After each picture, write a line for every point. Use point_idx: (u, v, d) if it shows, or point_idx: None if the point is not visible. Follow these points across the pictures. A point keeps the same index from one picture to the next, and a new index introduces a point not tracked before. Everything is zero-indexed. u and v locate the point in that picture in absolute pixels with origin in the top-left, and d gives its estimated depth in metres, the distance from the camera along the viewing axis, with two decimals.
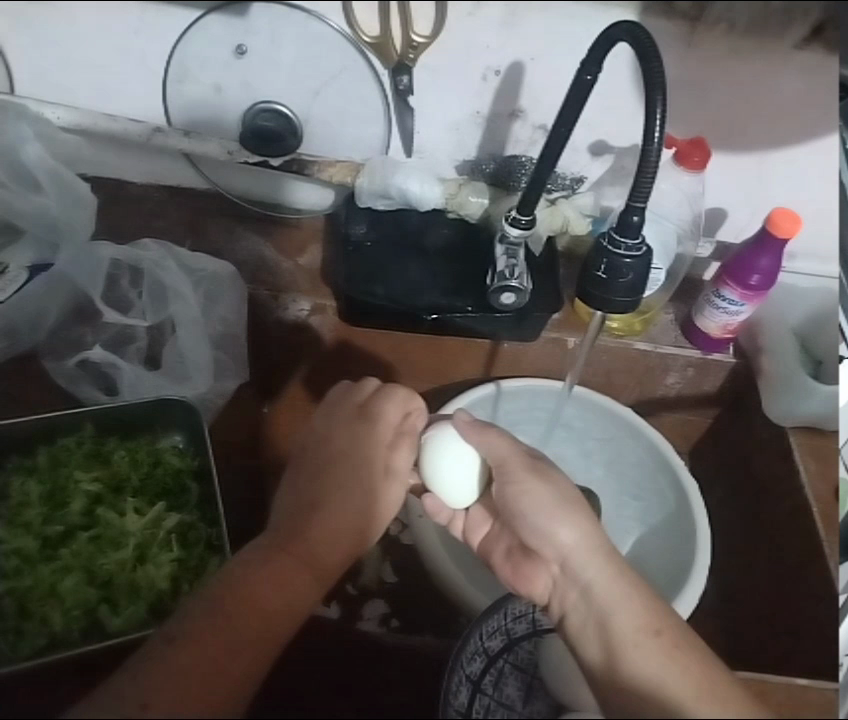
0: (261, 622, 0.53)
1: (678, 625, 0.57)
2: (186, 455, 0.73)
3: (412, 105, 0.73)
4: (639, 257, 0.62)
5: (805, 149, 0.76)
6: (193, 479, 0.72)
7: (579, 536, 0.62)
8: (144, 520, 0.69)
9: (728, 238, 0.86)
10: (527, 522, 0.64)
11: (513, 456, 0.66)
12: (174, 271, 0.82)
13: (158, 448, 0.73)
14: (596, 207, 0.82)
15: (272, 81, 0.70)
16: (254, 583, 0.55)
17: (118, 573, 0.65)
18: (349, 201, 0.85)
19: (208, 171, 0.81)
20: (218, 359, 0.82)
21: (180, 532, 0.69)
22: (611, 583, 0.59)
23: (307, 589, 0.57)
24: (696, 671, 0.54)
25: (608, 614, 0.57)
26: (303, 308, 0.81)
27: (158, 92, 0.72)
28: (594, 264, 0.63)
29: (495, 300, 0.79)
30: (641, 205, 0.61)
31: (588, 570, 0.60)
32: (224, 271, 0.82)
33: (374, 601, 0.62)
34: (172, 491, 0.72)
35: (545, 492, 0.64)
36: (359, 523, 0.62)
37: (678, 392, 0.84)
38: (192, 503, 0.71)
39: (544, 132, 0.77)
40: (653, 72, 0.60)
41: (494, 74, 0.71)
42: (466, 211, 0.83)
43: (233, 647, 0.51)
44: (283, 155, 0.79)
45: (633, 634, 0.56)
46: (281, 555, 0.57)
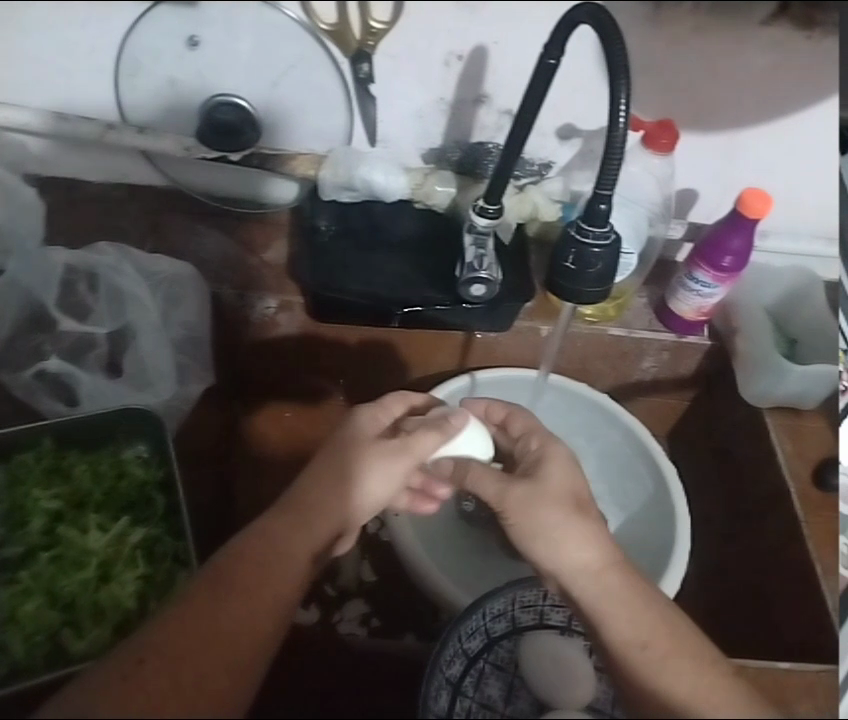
0: (262, 630, 0.51)
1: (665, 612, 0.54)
2: (151, 465, 0.66)
3: (374, 93, 0.74)
4: (607, 246, 0.61)
5: (778, 126, 0.74)
6: (159, 491, 0.65)
7: (592, 551, 0.57)
8: (108, 537, 0.63)
9: (699, 219, 0.84)
10: (527, 546, 0.59)
11: (505, 494, 0.61)
12: (131, 274, 0.77)
13: (120, 458, 0.66)
14: (566, 192, 0.80)
15: (233, 77, 0.72)
16: (259, 582, 0.52)
17: (80, 594, 0.60)
18: (312, 194, 0.80)
19: (169, 167, 0.79)
20: (181, 364, 0.76)
21: (145, 548, 0.62)
22: (605, 593, 0.55)
23: (303, 566, 0.55)
24: (692, 677, 0.51)
25: (600, 618, 0.54)
26: (270, 306, 0.80)
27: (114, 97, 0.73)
28: (561, 254, 0.62)
29: (465, 292, 0.77)
30: (609, 193, 0.59)
31: (578, 581, 0.55)
32: (184, 271, 0.78)
33: (355, 601, 0.62)
34: (138, 504, 0.65)
35: (532, 514, 0.59)
36: (365, 509, 0.60)
37: (654, 376, 0.86)
38: (157, 515, 0.64)
39: (509, 117, 0.76)
40: (618, 55, 0.56)
41: (456, 59, 0.72)
42: (432, 201, 0.80)
43: (227, 663, 0.48)
44: (241, 150, 0.75)
45: (628, 636, 0.53)
46: (300, 548, 0.55)
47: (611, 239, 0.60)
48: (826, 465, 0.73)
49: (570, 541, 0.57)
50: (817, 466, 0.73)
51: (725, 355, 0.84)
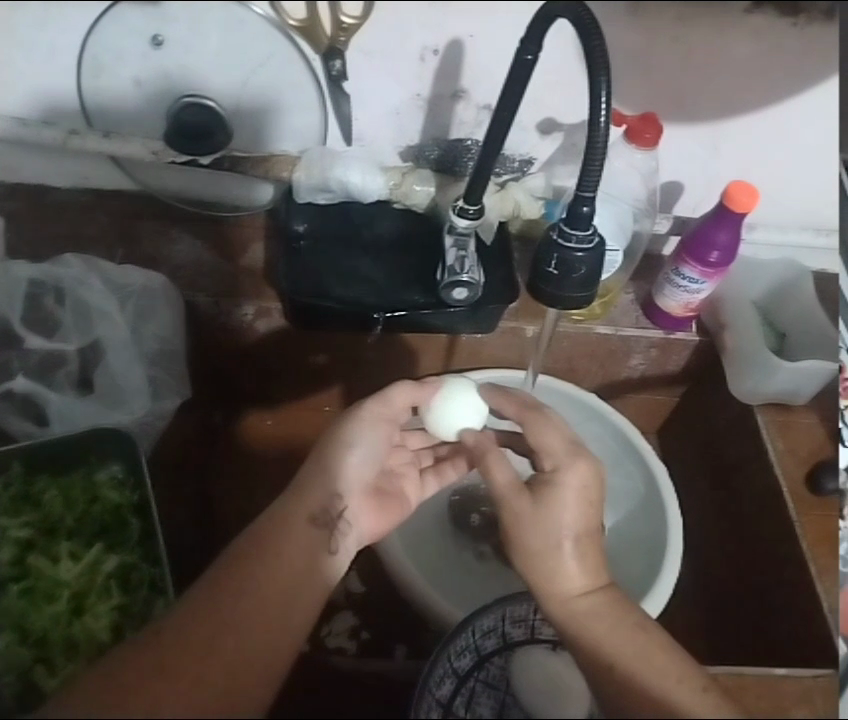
0: (276, 597, 0.51)
1: (643, 627, 0.55)
2: (124, 488, 0.64)
3: (348, 90, 0.71)
4: (591, 249, 0.59)
5: (765, 114, 0.72)
6: (133, 514, 0.63)
7: (574, 567, 0.58)
8: (80, 566, 0.61)
9: (685, 212, 0.82)
10: (529, 553, 0.59)
11: (513, 501, 0.59)
12: (98, 287, 0.77)
13: (93, 482, 0.64)
14: (549, 189, 0.78)
15: (201, 73, 0.65)
16: (268, 556, 0.53)
17: (52, 628, 0.59)
18: (287, 197, 0.77)
19: (136, 173, 0.75)
20: (155, 378, 0.77)
21: (119, 577, 0.61)
22: (587, 604, 0.56)
23: (314, 543, 0.55)
24: (671, 677, 0.52)
25: (582, 627, 0.55)
26: (247, 312, 0.78)
27: (75, 101, 0.69)
28: (544, 260, 0.60)
29: (447, 296, 0.75)
30: (591, 195, 0.57)
31: (558, 586, 0.57)
32: (154, 282, 0.78)
33: (342, 615, 0.68)
34: (113, 530, 0.64)
35: (531, 527, 0.59)
36: (359, 478, 0.60)
37: (643, 374, 0.85)
38: (133, 540, 0.63)
39: (489, 111, 0.73)
40: (596, 50, 0.54)
41: (432, 54, 0.68)
42: (412, 202, 0.79)
43: (250, 634, 0.49)
44: (213, 152, 0.72)
45: (607, 645, 0.54)
46: (302, 510, 0.56)
47: (595, 242, 0.59)
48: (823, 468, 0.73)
49: (564, 552, 0.58)
50: (813, 466, 0.73)
51: (715, 352, 0.82)
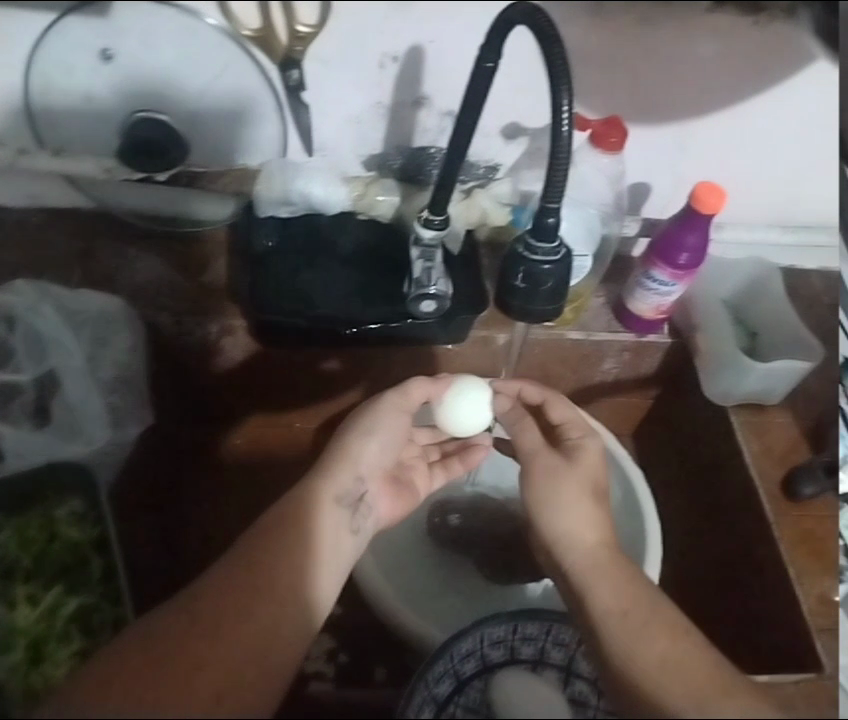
0: (306, 569, 0.54)
1: (648, 600, 0.57)
2: (85, 524, 0.61)
3: (307, 100, 0.69)
4: (557, 262, 0.62)
5: (729, 116, 0.71)
6: (95, 551, 0.60)
7: (591, 528, 0.64)
8: (38, 611, 0.56)
9: (652, 214, 0.81)
10: (538, 512, 0.66)
11: (534, 460, 0.69)
12: (51, 315, 0.72)
13: (52, 518, 0.61)
14: (515, 194, 0.76)
15: (156, 89, 0.65)
16: (299, 530, 0.56)
17: (9, 679, 0.51)
18: (249, 211, 0.76)
19: (93, 191, 0.73)
20: (114, 405, 0.73)
21: (80, 619, 0.55)
22: (589, 571, 0.61)
23: (342, 520, 0.60)
24: (663, 645, 0.54)
25: (587, 593, 0.59)
26: (212, 330, 0.76)
27: (19, 121, 0.67)
28: (511, 275, 0.64)
29: (414, 308, 0.74)
30: (556, 206, 0.58)
31: (572, 555, 0.62)
32: (112, 307, 0.75)
33: (320, 638, 0.60)
34: (73, 569, 0.59)
35: (544, 485, 0.67)
36: (375, 465, 0.67)
37: (616, 378, 0.85)
38: (95, 580, 0.58)
39: (452, 118, 0.71)
40: (556, 58, 0.54)
41: (391, 62, 0.67)
42: (375, 211, 0.77)
43: (282, 599, 0.51)
44: (168, 170, 0.73)
45: (609, 610, 0.57)
46: (330, 492, 0.61)
47: (562, 255, 0.61)
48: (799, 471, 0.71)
49: (574, 514, 0.64)
50: (789, 469, 0.73)
51: (687, 353, 0.82)
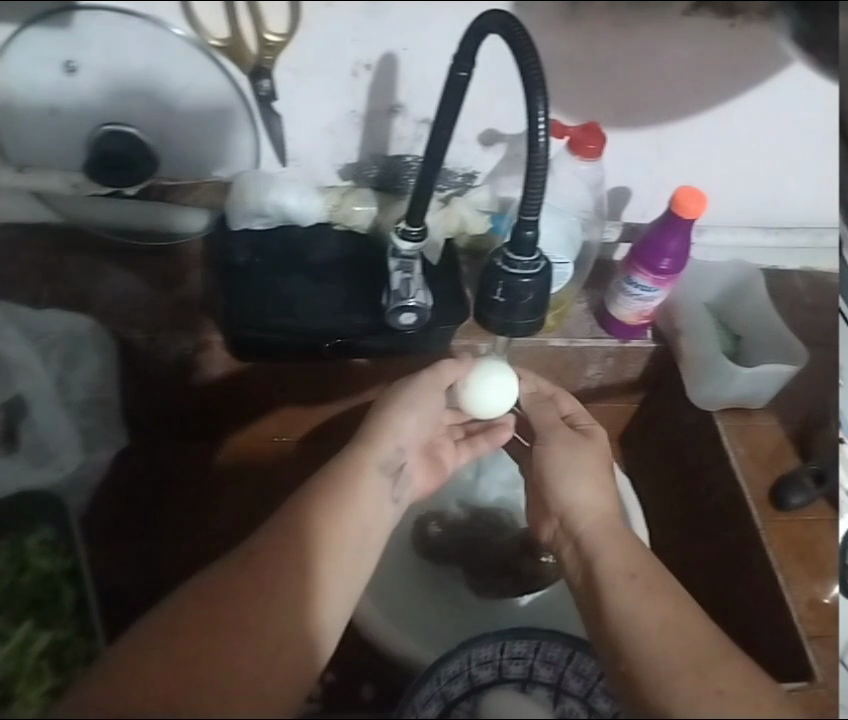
0: (322, 547, 0.56)
1: (654, 569, 0.59)
2: (57, 554, 0.59)
3: (279, 110, 0.68)
4: (537, 275, 0.62)
5: (705, 119, 0.70)
6: (68, 581, 0.57)
7: (600, 502, 0.65)
8: (8, 647, 0.54)
9: (635, 217, 0.81)
10: (547, 484, 0.67)
11: (554, 435, 0.69)
12: (15, 337, 0.69)
13: (23, 547, 0.59)
14: (494, 201, 0.76)
15: (121, 101, 0.66)
16: (318, 509, 0.58)
17: None
18: (221, 225, 0.75)
19: (60, 204, 0.71)
20: (87, 428, 0.68)
21: (52, 655, 0.53)
22: (602, 540, 0.62)
23: (368, 497, 0.61)
24: (660, 611, 0.55)
25: (594, 559, 0.61)
26: (186, 347, 0.73)
27: None
28: (491, 287, 0.64)
29: (393, 321, 0.73)
30: (534, 220, 0.60)
31: (581, 524, 0.64)
32: (81, 326, 0.71)
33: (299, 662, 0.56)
34: (45, 601, 0.56)
35: (565, 455, 0.68)
36: (413, 440, 0.67)
37: (601, 384, 0.79)
38: (67, 612, 0.56)
39: (427, 126, 0.70)
40: (533, 71, 0.53)
41: (365, 70, 0.66)
42: (353, 223, 0.75)
43: (290, 579, 0.53)
44: (138, 183, 0.73)
45: (613, 575, 0.58)
46: (371, 460, 0.63)
47: (541, 268, 0.62)
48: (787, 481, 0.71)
49: (584, 489, 0.66)
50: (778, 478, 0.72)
51: (671, 358, 0.80)
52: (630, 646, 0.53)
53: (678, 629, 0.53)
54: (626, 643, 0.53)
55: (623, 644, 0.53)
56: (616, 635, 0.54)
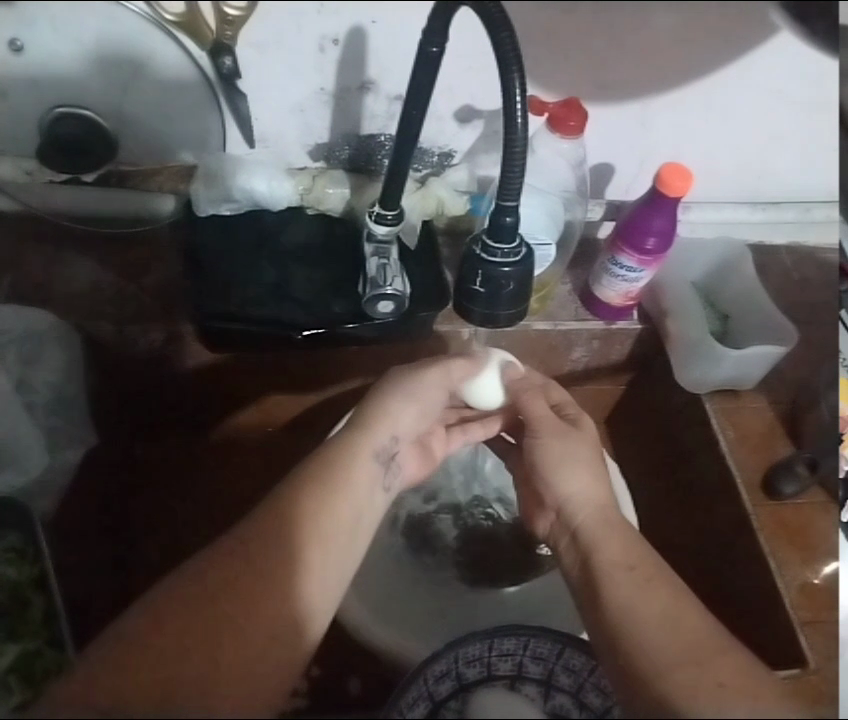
0: (311, 544, 0.53)
1: (651, 560, 0.57)
2: (23, 562, 0.56)
3: (243, 89, 0.63)
4: (515, 263, 0.64)
5: (694, 90, 0.64)
6: (35, 590, 0.55)
7: (593, 490, 0.63)
8: None
9: (617, 194, 0.76)
10: (540, 474, 0.65)
11: (549, 424, 0.67)
12: None
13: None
14: (473, 180, 0.72)
15: (75, 80, 0.57)
16: (308, 498, 0.55)
17: None
18: (188, 212, 0.72)
19: (15, 193, 0.66)
20: (53, 432, 0.65)
21: (21, 669, 0.51)
22: (601, 526, 0.60)
23: (359, 488, 0.58)
24: (660, 604, 0.53)
25: (592, 548, 0.58)
26: (155, 339, 0.71)
27: None
28: (469, 276, 0.66)
29: (370, 309, 0.71)
30: (513, 207, 0.60)
31: (580, 514, 0.61)
32: (43, 323, 0.69)
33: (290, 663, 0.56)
34: (14, 612, 0.54)
35: (556, 444, 0.65)
36: (409, 429, 0.65)
37: (587, 366, 0.82)
38: (34, 623, 0.53)
39: (400, 102, 0.66)
40: (508, 46, 0.52)
41: (331, 44, 0.60)
42: (326, 205, 0.75)
43: (277, 576, 0.50)
44: (97, 170, 0.65)
45: (613, 566, 0.56)
46: (368, 447, 0.60)
47: (517, 257, 0.63)
48: (779, 469, 0.69)
49: (585, 482, 0.63)
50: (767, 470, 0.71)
51: (657, 338, 0.79)
52: (633, 642, 0.50)
53: (681, 625, 0.51)
54: (625, 639, 0.51)
55: (622, 643, 0.51)
56: (619, 631, 0.51)
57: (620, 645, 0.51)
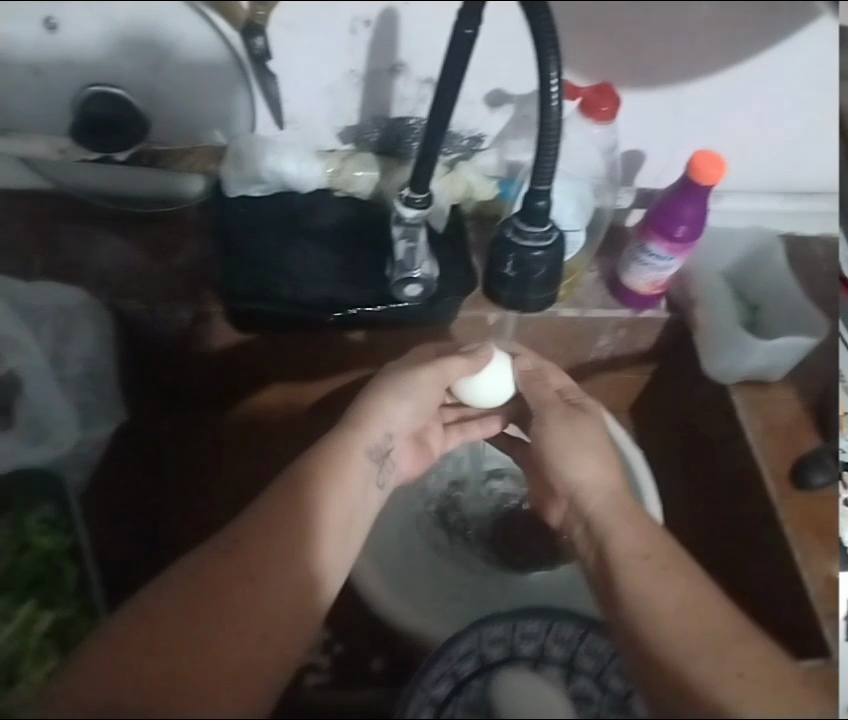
0: (314, 538, 0.55)
1: (665, 548, 0.58)
2: (56, 531, 0.56)
3: (274, 70, 0.63)
4: None
5: (723, 77, 0.65)
6: (68, 560, 0.56)
7: (598, 476, 0.65)
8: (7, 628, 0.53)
9: (647, 183, 0.75)
10: (550, 460, 0.67)
11: (555, 414, 0.69)
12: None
13: (21, 526, 0.56)
14: (502, 165, 0.71)
15: (106, 60, 0.62)
16: (312, 491, 0.58)
17: None
18: (217, 193, 0.72)
19: (47, 171, 0.67)
20: (83, 405, 0.64)
21: (55, 636, 0.52)
22: (614, 518, 0.61)
23: (358, 482, 0.61)
24: (678, 599, 0.53)
25: (607, 538, 0.59)
26: (184, 318, 0.70)
27: None
28: None
29: (399, 291, 0.72)
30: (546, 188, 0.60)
31: (592, 504, 0.62)
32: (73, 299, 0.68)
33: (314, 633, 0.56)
34: (45, 579, 0.55)
35: (561, 430, 0.68)
36: (406, 422, 0.67)
37: (612, 354, 0.78)
38: (67, 591, 0.54)
39: (431, 85, 0.65)
40: (544, 24, 0.52)
41: (363, 25, 0.62)
42: (354, 188, 0.73)
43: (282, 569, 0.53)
44: (129, 149, 0.66)
45: (628, 556, 0.57)
46: (359, 444, 0.63)
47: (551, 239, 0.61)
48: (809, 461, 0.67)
49: (592, 469, 0.65)
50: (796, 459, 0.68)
51: (685, 329, 0.79)
52: (662, 646, 0.50)
53: (701, 623, 0.52)
54: (654, 640, 0.51)
55: (656, 643, 0.51)
56: (644, 633, 0.51)
57: (653, 646, 0.51)
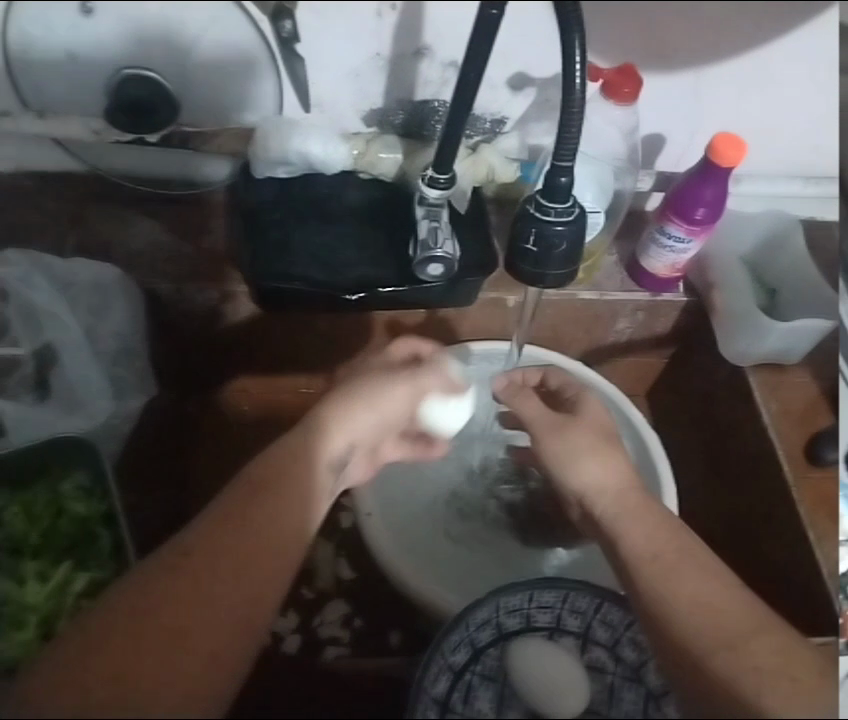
0: (277, 550, 0.49)
1: (692, 553, 0.53)
2: (92, 498, 0.60)
3: (301, 51, 0.64)
4: (570, 222, 0.60)
5: (746, 61, 0.65)
6: (103, 525, 0.59)
7: (612, 475, 0.60)
8: (47, 588, 0.56)
9: (666, 166, 0.77)
10: (556, 468, 0.62)
11: (554, 417, 0.65)
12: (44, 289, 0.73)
13: (59, 492, 0.60)
14: (523, 148, 0.73)
15: (137, 35, 0.59)
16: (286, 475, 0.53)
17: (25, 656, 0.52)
18: (245, 173, 0.73)
19: (82, 153, 0.69)
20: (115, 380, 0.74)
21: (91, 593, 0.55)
22: (635, 520, 0.56)
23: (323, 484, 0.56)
24: (697, 586, 0.50)
25: (620, 537, 0.55)
26: (211, 297, 0.74)
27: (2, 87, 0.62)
28: (522, 236, 0.62)
29: (420, 272, 0.71)
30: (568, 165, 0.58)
31: (603, 505, 0.58)
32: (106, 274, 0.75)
33: (336, 594, 0.66)
34: (81, 543, 0.59)
35: (571, 437, 0.63)
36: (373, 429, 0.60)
37: (630, 338, 0.83)
38: (105, 554, 0.58)
39: (455, 69, 0.67)
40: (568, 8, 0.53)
41: (389, 9, 0.62)
42: (377, 169, 0.74)
43: (244, 558, 0.48)
44: (158, 133, 0.66)
45: (639, 557, 0.53)
46: (321, 455, 0.56)
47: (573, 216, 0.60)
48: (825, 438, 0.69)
49: (605, 468, 0.60)
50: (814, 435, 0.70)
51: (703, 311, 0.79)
52: (689, 649, 0.47)
53: (726, 626, 0.47)
54: (676, 643, 0.47)
55: (686, 658, 0.46)
56: (661, 634, 0.48)
57: (673, 647, 0.47)
